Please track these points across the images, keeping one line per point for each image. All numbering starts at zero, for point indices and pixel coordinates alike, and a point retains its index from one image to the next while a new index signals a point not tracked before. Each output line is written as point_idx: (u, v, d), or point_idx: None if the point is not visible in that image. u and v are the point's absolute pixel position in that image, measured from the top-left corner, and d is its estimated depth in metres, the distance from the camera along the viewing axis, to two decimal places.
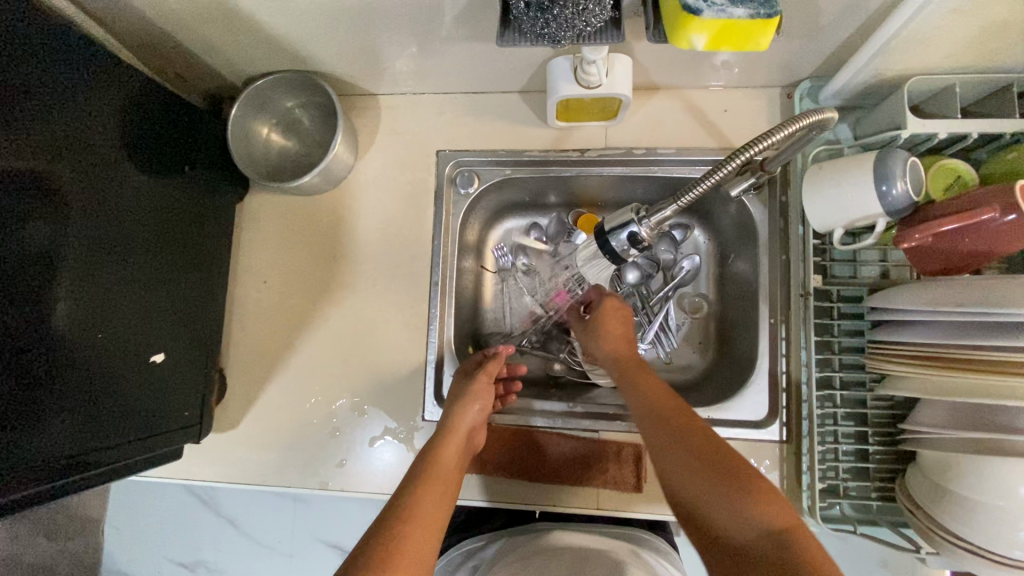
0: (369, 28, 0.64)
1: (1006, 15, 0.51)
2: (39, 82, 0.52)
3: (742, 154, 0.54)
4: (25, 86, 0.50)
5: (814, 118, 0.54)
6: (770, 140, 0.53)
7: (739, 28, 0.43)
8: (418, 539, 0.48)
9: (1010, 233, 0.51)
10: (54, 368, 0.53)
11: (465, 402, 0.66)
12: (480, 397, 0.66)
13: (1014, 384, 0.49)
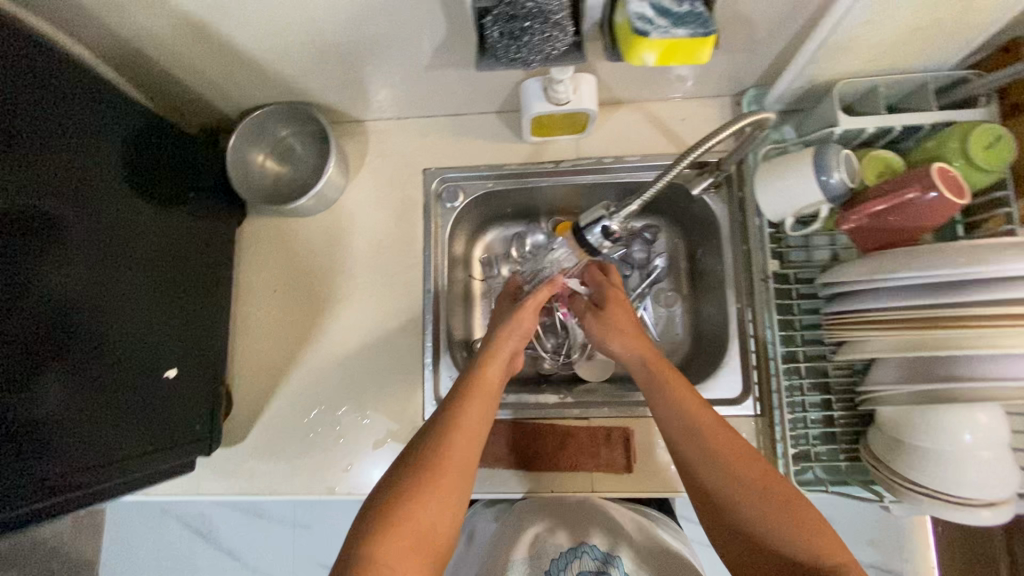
0: (359, 59, 0.70)
1: (909, 23, 0.60)
2: (44, 124, 0.55)
3: (690, 154, 0.61)
4: (31, 128, 0.53)
5: (751, 118, 0.61)
6: (714, 141, 0.60)
7: (684, 47, 0.51)
8: (445, 484, 0.55)
9: (931, 210, 0.59)
10: (75, 388, 0.57)
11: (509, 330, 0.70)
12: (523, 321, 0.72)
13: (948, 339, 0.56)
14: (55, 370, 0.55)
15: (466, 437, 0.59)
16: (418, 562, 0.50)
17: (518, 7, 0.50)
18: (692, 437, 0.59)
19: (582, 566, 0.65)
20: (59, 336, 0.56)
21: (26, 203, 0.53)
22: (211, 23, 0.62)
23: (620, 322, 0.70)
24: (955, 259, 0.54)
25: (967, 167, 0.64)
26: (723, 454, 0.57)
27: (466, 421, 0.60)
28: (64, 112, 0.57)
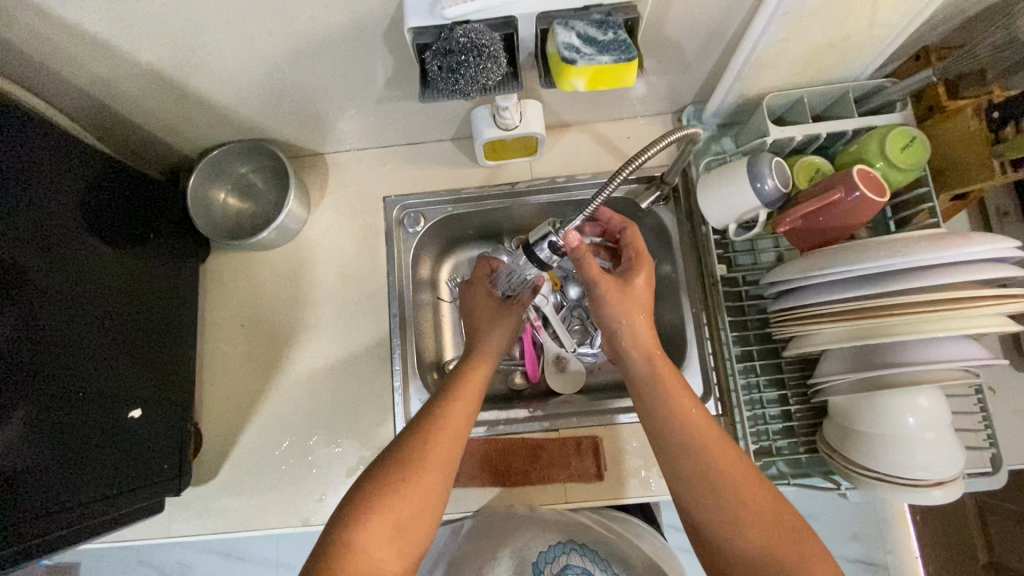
0: (313, 95, 0.73)
1: (821, 40, 0.66)
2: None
3: (622, 172, 0.61)
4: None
5: (677, 132, 0.64)
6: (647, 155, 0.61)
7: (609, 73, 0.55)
8: (427, 485, 0.57)
9: (856, 209, 0.64)
10: (33, 432, 0.56)
11: (492, 328, 0.75)
12: (500, 324, 0.76)
13: (884, 328, 0.60)
14: (13, 414, 0.54)
15: (450, 439, 0.60)
16: (393, 553, 0.53)
17: (454, 42, 0.53)
18: (677, 428, 0.59)
19: (570, 560, 0.65)
20: (16, 380, 0.55)
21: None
22: (165, 69, 0.64)
23: (636, 313, 0.65)
24: (878, 252, 0.58)
25: (889, 167, 0.68)
26: (704, 446, 0.57)
27: (455, 425, 0.61)
28: (17, 156, 0.58)
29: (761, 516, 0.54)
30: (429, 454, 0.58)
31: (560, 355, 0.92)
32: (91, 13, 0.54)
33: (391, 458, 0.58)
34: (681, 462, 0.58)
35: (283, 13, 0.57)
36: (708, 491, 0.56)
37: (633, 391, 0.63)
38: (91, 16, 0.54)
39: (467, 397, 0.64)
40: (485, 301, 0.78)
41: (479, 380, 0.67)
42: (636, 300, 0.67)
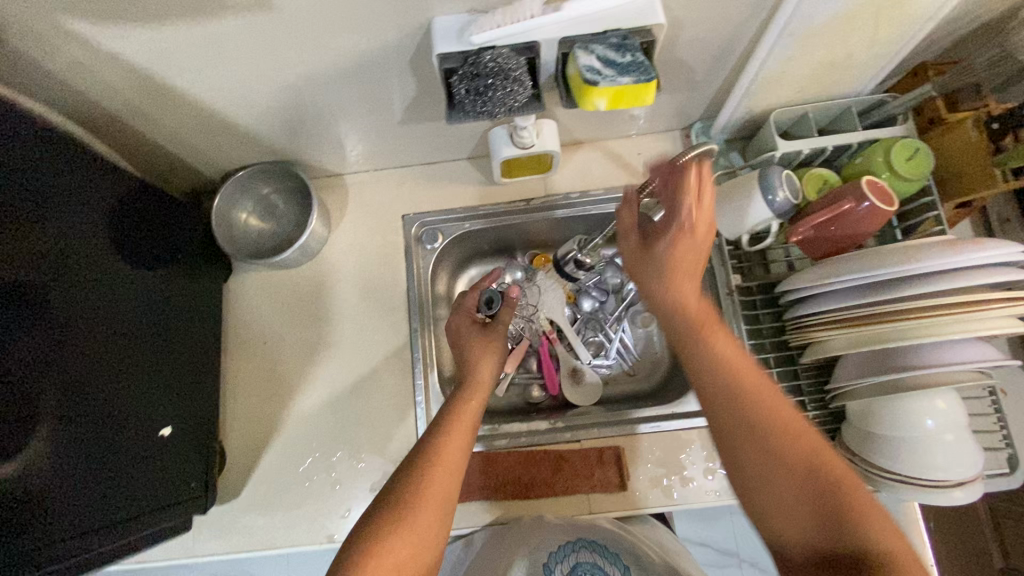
0: (336, 118, 0.75)
1: (826, 57, 0.69)
2: (18, 196, 0.55)
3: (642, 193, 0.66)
4: (9, 200, 0.54)
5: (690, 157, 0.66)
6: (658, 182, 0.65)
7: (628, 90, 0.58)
8: (428, 519, 0.56)
9: (867, 218, 0.66)
10: (57, 454, 0.56)
11: (484, 354, 0.75)
12: (491, 349, 0.76)
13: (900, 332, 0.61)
14: (31, 438, 0.54)
15: (444, 471, 0.59)
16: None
17: (482, 66, 0.56)
18: (715, 376, 0.54)
19: (581, 556, 0.72)
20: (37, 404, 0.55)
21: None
22: (197, 95, 0.66)
23: (681, 258, 0.60)
24: (894, 259, 0.60)
25: (894, 177, 0.71)
26: (747, 387, 0.53)
27: (449, 455, 0.61)
28: (44, 181, 0.59)
29: (806, 467, 0.49)
30: (424, 499, 0.57)
31: (575, 367, 0.94)
32: (131, 44, 0.56)
33: (387, 501, 0.56)
34: (727, 406, 0.53)
35: (314, 40, 0.59)
36: (756, 445, 0.51)
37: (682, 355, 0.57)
38: (131, 47, 0.56)
39: (462, 430, 0.63)
40: (474, 330, 0.79)
41: (473, 417, 0.66)
42: (679, 261, 0.60)
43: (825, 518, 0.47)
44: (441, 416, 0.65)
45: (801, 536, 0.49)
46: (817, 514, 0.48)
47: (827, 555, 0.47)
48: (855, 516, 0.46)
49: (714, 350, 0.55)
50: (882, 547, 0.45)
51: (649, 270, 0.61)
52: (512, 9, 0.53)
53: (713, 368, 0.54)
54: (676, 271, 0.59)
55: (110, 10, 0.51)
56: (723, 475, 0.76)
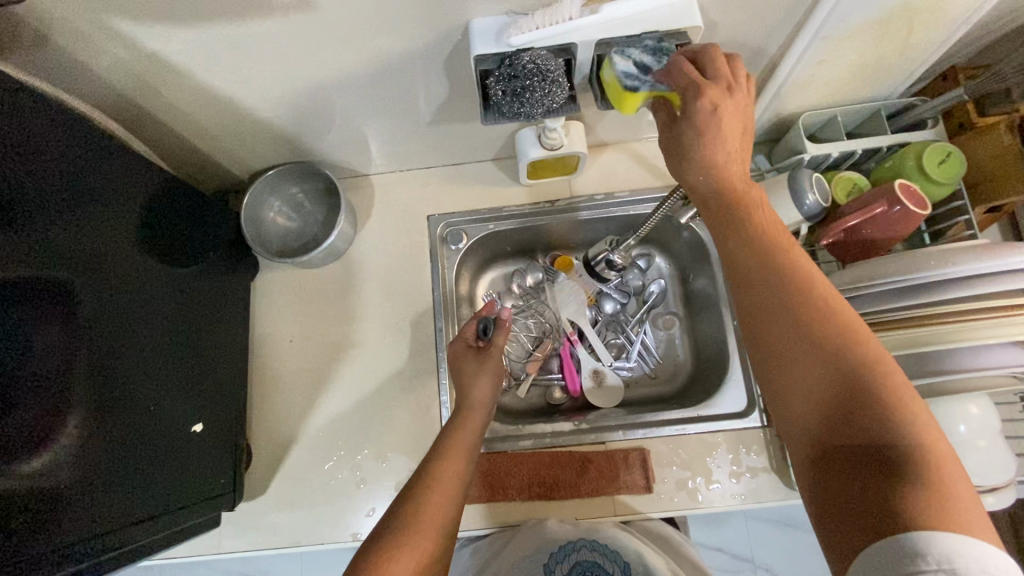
0: (366, 118, 0.76)
1: (860, 59, 0.69)
2: (64, 195, 0.57)
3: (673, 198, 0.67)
4: (52, 200, 0.55)
5: None
6: None
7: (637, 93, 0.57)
8: (429, 533, 0.58)
9: (899, 221, 0.66)
10: (92, 448, 0.57)
11: (480, 374, 0.76)
12: (489, 368, 0.77)
13: (937, 334, 0.59)
14: (63, 431, 0.55)
15: (440, 490, 0.62)
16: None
17: (519, 68, 0.56)
18: (752, 251, 0.50)
19: (580, 556, 0.76)
20: (71, 396, 0.56)
21: (33, 270, 0.53)
22: (234, 96, 0.67)
23: (725, 129, 0.50)
24: (928, 262, 0.58)
25: (925, 180, 0.70)
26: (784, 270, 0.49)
27: (447, 475, 0.64)
28: (81, 178, 0.59)
29: (837, 352, 0.45)
30: (423, 516, 0.59)
31: (597, 369, 0.94)
32: (175, 44, 0.56)
33: (389, 519, 0.60)
34: (760, 287, 0.50)
35: (354, 41, 0.60)
36: (788, 329, 0.48)
37: (719, 229, 0.53)
38: (175, 47, 0.57)
39: (460, 450, 0.67)
40: (467, 352, 0.79)
41: (469, 440, 0.69)
42: (722, 128, 0.50)
43: (846, 402, 0.44)
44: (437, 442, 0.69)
45: (815, 417, 0.46)
46: (837, 396, 0.44)
47: (841, 438, 0.44)
48: (882, 404, 0.43)
49: (753, 231, 0.51)
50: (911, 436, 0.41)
51: (686, 141, 0.52)
52: (551, 9, 0.54)
53: (748, 249, 0.51)
54: (714, 143, 0.51)
55: (158, 10, 0.52)
56: (749, 479, 0.75)
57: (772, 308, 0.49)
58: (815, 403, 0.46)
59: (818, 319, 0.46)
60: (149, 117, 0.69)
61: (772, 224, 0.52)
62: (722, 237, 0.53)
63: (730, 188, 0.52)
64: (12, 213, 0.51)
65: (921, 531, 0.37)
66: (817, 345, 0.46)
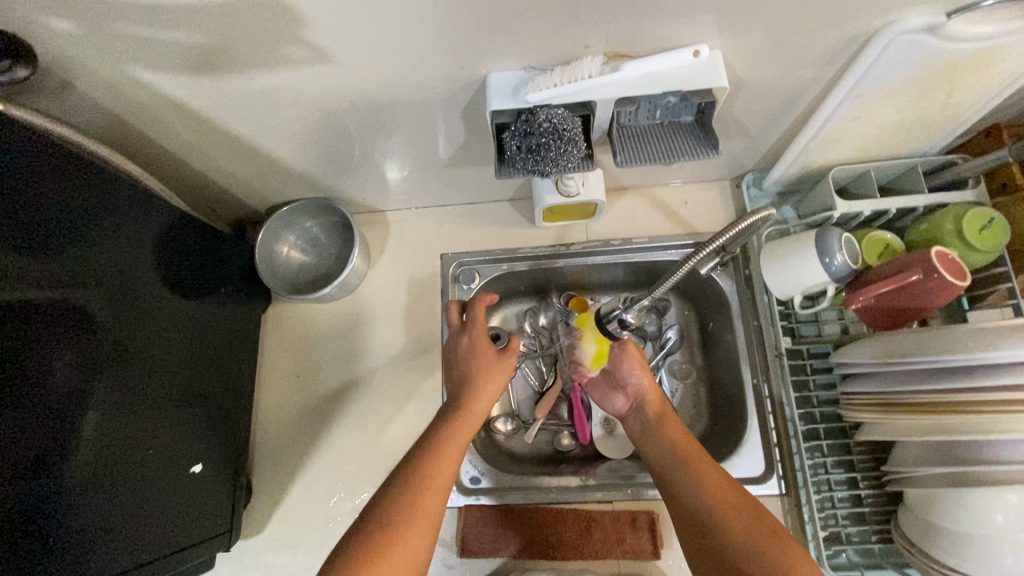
0: (382, 157, 0.75)
1: (894, 116, 0.66)
2: (81, 233, 0.57)
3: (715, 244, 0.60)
4: (67, 238, 0.55)
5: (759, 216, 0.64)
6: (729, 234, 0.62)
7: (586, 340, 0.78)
8: (415, 538, 0.51)
9: (934, 292, 0.61)
10: (89, 487, 0.56)
11: (490, 373, 0.68)
12: (496, 367, 0.69)
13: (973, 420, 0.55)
14: (72, 462, 0.54)
15: (432, 493, 0.54)
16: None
17: (536, 125, 0.55)
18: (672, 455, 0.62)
19: None
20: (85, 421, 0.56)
21: (47, 304, 0.53)
22: (253, 138, 0.67)
23: (635, 366, 0.72)
24: (964, 343, 0.54)
25: (966, 248, 0.66)
26: (683, 459, 0.61)
27: (441, 474, 0.56)
28: (98, 215, 0.59)
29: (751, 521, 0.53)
30: (411, 522, 0.51)
31: (608, 417, 0.90)
32: (193, 92, 0.57)
33: (369, 523, 0.51)
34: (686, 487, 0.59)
35: (370, 90, 0.59)
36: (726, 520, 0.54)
37: (661, 481, 0.62)
38: (194, 94, 0.57)
39: (455, 446, 0.59)
40: (485, 347, 0.71)
41: (466, 432, 0.62)
42: (648, 392, 0.71)
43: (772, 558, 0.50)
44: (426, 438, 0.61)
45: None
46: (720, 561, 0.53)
47: None
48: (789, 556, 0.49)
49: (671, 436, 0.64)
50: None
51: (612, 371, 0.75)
52: (570, 68, 0.53)
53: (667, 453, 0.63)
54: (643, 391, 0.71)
55: (175, 61, 0.52)
56: None
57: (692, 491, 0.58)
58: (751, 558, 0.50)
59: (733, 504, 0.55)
60: (168, 156, 0.69)
61: (683, 430, 0.65)
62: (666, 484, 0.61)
63: (648, 403, 0.70)
64: (23, 240, 0.51)
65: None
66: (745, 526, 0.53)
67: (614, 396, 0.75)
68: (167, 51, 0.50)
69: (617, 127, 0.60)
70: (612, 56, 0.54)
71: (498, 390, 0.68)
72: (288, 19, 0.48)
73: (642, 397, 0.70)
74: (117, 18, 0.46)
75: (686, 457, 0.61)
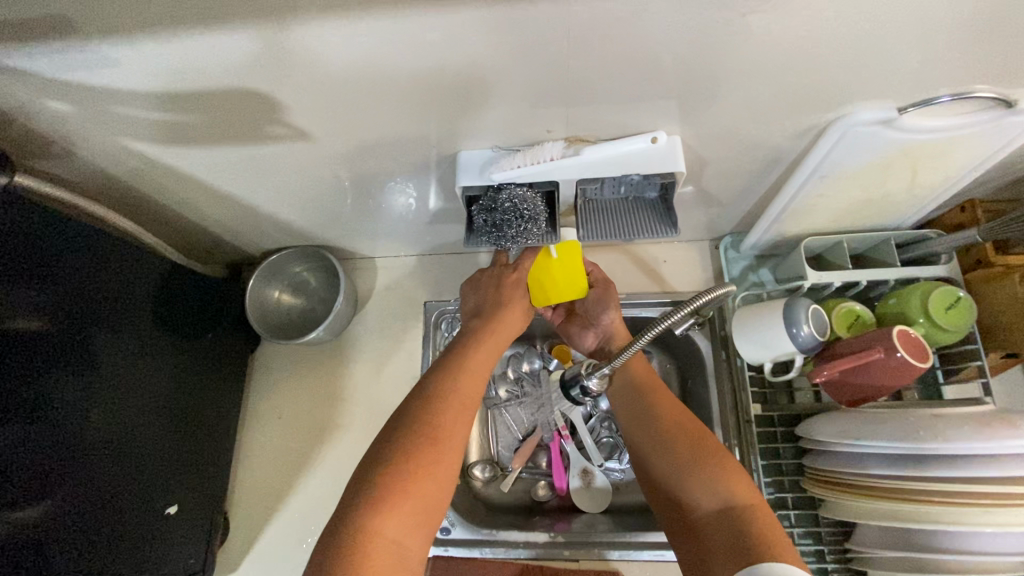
0: (368, 214, 0.79)
1: (861, 194, 0.67)
2: (81, 284, 0.61)
3: (686, 306, 0.60)
4: (63, 290, 0.59)
5: (721, 292, 0.64)
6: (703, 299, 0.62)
7: (539, 271, 0.68)
8: (450, 454, 0.51)
9: (895, 371, 0.62)
10: (66, 521, 0.58)
11: (508, 309, 0.66)
12: (513, 297, 0.67)
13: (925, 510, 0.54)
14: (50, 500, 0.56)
15: (463, 414, 0.54)
16: (418, 537, 0.47)
17: (499, 203, 0.62)
18: (630, 385, 0.67)
19: None
20: (69, 460, 0.59)
21: (40, 350, 0.56)
22: (247, 197, 0.72)
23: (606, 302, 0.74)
24: (921, 432, 0.55)
25: (933, 326, 0.67)
26: (644, 389, 0.65)
27: (466, 391, 0.56)
28: (96, 270, 0.63)
29: (693, 444, 0.56)
30: (447, 441, 0.51)
31: (585, 468, 0.91)
32: (189, 161, 0.61)
33: (410, 433, 0.50)
34: (636, 417, 0.63)
35: (353, 162, 0.63)
36: (666, 445, 0.58)
37: (618, 409, 0.67)
38: (191, 162, 0.62)
39: (480, 366, 0.60)
40: (525, 297, 0.68)
41: (487, 354, 0.61)
42: (617, 327, 0.74)
43: (706, 477, 0.53)
44: (455, 356, 0.59)
45: (703, 498, 0.52)
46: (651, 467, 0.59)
47: (711, 516, 0.51)
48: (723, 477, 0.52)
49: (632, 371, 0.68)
50: (735, 507, 0.50)
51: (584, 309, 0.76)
52: (533, 151, 0.57)
53: (625, 386, 0.67)
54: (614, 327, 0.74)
55: (170, 135, 0.56)
56: None
57: (643, 421, 0.62)
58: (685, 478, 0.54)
59: (677, 429, 0.59)
60: (167, 210, 0.74)
61: (645, 364, 0.69)
62: (621, 413, 0.66)
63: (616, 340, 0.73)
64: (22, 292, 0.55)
65: (768, 567, 0.43)
66: (685, 449, 0.56)
67: (586, 335, 0.77)
68: (164, 129, 0.55)
69: (583, 201, 0.65)
70: (573, 139, 0.57)
71: (520, 325, 0.67)
72: (269, 104, 0.51)
73: (613, 334, 0.74)
74: (110, 101, 0.50)
75: (643, 390, 0.65)
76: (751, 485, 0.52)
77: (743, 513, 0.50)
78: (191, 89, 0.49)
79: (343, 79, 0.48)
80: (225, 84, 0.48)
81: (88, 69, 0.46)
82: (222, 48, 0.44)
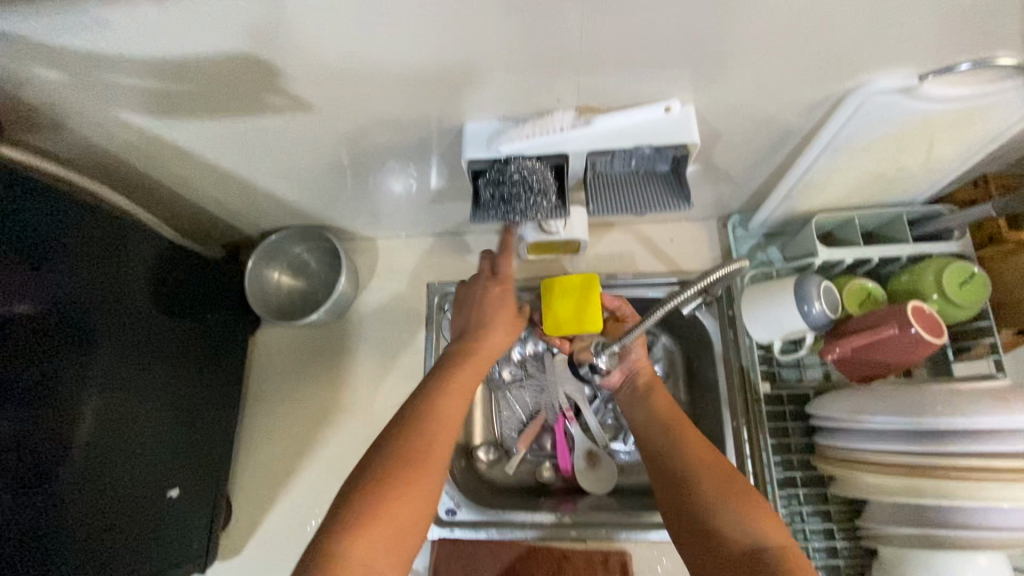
0: (369, 193, 0.77)
1: (875, 168, 0.66)
2: (75, 262, 0.59)
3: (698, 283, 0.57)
4: (58, 267, 0.57)
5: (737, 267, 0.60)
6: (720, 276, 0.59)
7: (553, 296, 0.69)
8: (428, 476, 0.50)
9: (912, 347, 0.61)
10: (63, 508, 0.57)
11: (490, 326, 0.65)
12: (495, 313, 0.66)
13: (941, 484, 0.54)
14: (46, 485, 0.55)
15: (443, 436, 0.54)
16: (394, 560, 0.46)
17: (508, 175, 0.60)
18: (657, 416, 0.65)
19: None
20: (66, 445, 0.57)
21: (35, 330, 0.55)
22: (245, 174, 0.70)
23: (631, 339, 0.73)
24: (936, 407, 0.54)
25: (946, 302, 0.66)
26: (673, 420, 0.63)
27: (447, 412, 0.56)
28: (89, 248, 0.61)
29: (727, 478, 0.54)
30: (426, 464, 0.51)
31: (591, 450, 0.90)
32: (184, 134, 0.59)
33: (385, 455, 0.50)
34: (663, 445, 0.61)
35: (355, 137, 0.61)
36: (699, 474, 0.55)
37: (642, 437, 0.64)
38: (186, 136, 0.59)
39: (464, 387, 0.59)
40: (509, 310, 0.67)
41: (473, 375, 0.61)
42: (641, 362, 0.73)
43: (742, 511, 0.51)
44: (440, 376, 0.59)
45: (736, 531, 0.50)
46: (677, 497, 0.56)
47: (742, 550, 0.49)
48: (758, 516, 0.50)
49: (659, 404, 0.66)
50: (770, 548, 0.48)
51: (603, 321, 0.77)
52: (542, 121, 0.55)
53: (652, 417, 0.65)
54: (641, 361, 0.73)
55: (164, 107, 0.54)
56: None
57: (671, 449, 0.60)
58: (719, 510, 0.52)
59: (710, 462, 0.57)
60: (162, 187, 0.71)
61: (671, 400, 0.67)
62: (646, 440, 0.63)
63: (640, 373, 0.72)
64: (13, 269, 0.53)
65: None
66: (719, 482, 0.54)
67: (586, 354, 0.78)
68: (158, 100, 0.53)
69: (592, 174, 0.62)
70: (584, 108, 0.55)
71: (507, 342, 0.66)
72: (266, 71, 0.49)
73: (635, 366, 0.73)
74: (99, 68, 0.48)
75: (672, 422, 0.63)
76: (786, 535, 0.50)
77: (779, 555, 0.47)
78: (185, 56, 0.46)
79: (345, 45, 0.46)
80: (220, 50, 0.46)
81: (75, 33, 0.44)
82: (217, 9, 0.41)
